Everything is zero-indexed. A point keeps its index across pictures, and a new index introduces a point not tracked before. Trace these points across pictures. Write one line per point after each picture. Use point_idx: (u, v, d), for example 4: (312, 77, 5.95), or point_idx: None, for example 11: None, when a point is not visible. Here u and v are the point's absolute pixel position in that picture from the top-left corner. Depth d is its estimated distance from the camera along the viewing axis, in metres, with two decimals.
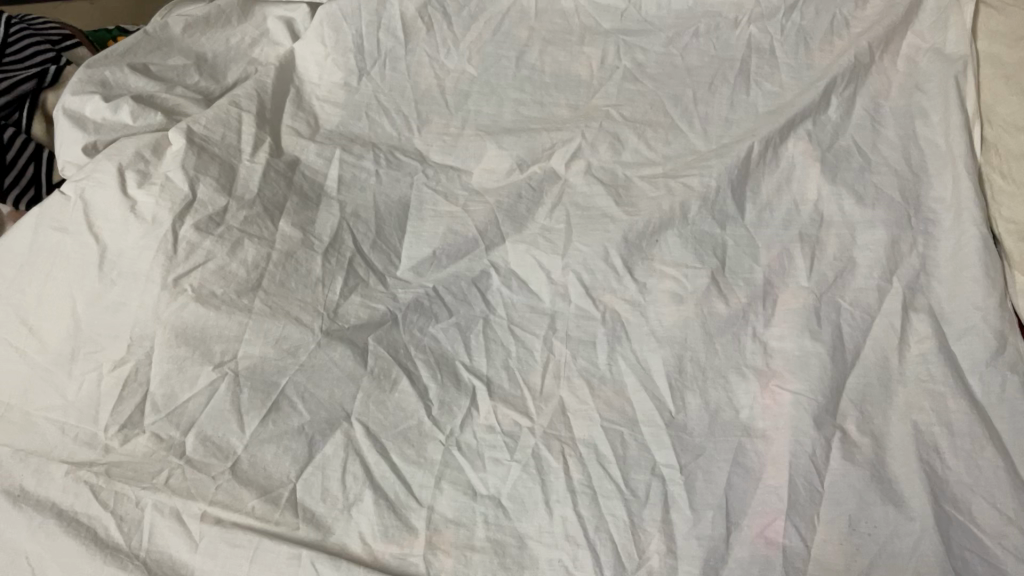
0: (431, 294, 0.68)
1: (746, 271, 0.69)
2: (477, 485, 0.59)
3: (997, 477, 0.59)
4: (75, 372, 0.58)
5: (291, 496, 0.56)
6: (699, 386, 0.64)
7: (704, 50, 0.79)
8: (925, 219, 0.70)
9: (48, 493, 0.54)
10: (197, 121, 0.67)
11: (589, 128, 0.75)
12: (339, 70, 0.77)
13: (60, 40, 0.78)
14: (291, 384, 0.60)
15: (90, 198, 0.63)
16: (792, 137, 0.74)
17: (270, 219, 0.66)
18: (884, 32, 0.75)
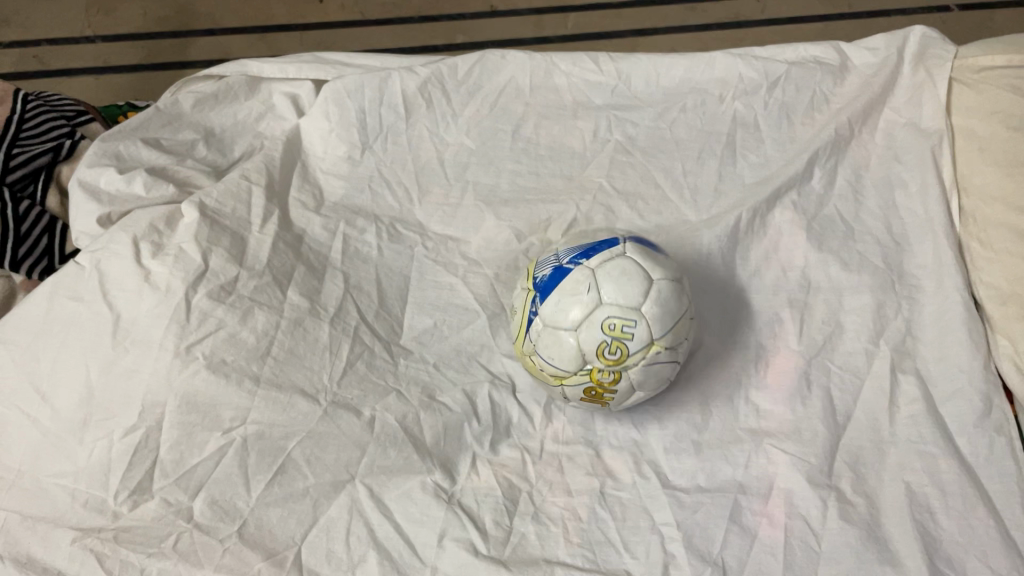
0: (431, 372, 0.70)
1: (739, 335, 0.73)
2: (479, 543, 0.60)
3: (989, 536, 0.61)
4: (87, 439, 0.59)
5: (297, 558, 0.58)
6: (694, 450, 0.67)
7: (691, 124, 0.81)
8: (908, 285, 0.73)
9: (55, 561, 0.55)
10: (208, 194, 0.69)
11: (584, 202, 0.79)
12: (342, 144, 0.79)
13: (74, 115, 0.79)
14: (297, 448, 0.62)
15: (106, 269, 0.64)
16: (778, 207, 0.77)
17: (280, 288, 0.67)
18: (861, 109, 0.79)
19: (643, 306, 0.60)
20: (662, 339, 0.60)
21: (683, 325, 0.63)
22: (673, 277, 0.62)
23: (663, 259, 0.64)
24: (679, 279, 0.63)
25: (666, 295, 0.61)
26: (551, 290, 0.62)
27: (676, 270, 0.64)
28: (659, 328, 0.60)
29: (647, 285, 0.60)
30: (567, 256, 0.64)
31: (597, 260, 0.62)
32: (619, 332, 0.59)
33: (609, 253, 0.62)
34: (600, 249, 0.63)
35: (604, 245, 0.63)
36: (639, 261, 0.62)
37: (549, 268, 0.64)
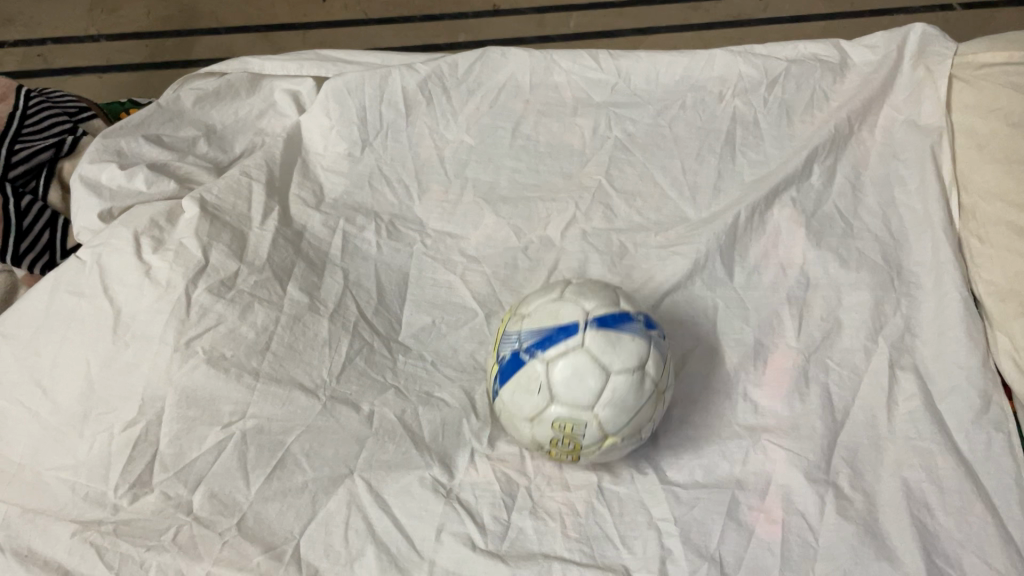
0: (430, 367, 0.71)
1: (736, 331, 0.72)
2: (476, 538, 0.61)
3: (986, 533, 0.61)
4: (87, 433, 0.60)
5: (295, 551, 0.58)
6: (692, 445, 0.67)
7: (690, 122, 0.82)
8: (906, 282, 0.74)
9: (55, 555, 0.55)
10: (209, 190, 0.70)
11: (584, 200, 0.79)
12: (342, 141, 0.79)
13: (76, 112, 0.80)
14: (296, 442, 0.62)
15: (107, 264, 0.65)
16: (778, 204, 0.77)
17: (279, 284, 0.68)
18: (860, 106, 0.80)
19: (595, 410, 0.55)
20: (619, 433, 0.56)
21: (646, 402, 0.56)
22: (634, 373, 0.55)
23: (629, 337, 0.56)
24: (643, 366, 0.56)
25: (622, 393, 0.55)
26: (509, 378, 0.58)
27: (642, 347, 0.56)
28: (613, 424, 0.56)
29: (599, 384, 0.54)
30: (527, 336, 0.57)
31: (551, 355, 0.55)
32: (571, 432, 0.56)
33: (564, 344, 0.55)
34: (555, 340, 0.56)
35: (561, 332, 0.56)
36: (596, 364, 0.55)
37: (510, 353, 0.58)
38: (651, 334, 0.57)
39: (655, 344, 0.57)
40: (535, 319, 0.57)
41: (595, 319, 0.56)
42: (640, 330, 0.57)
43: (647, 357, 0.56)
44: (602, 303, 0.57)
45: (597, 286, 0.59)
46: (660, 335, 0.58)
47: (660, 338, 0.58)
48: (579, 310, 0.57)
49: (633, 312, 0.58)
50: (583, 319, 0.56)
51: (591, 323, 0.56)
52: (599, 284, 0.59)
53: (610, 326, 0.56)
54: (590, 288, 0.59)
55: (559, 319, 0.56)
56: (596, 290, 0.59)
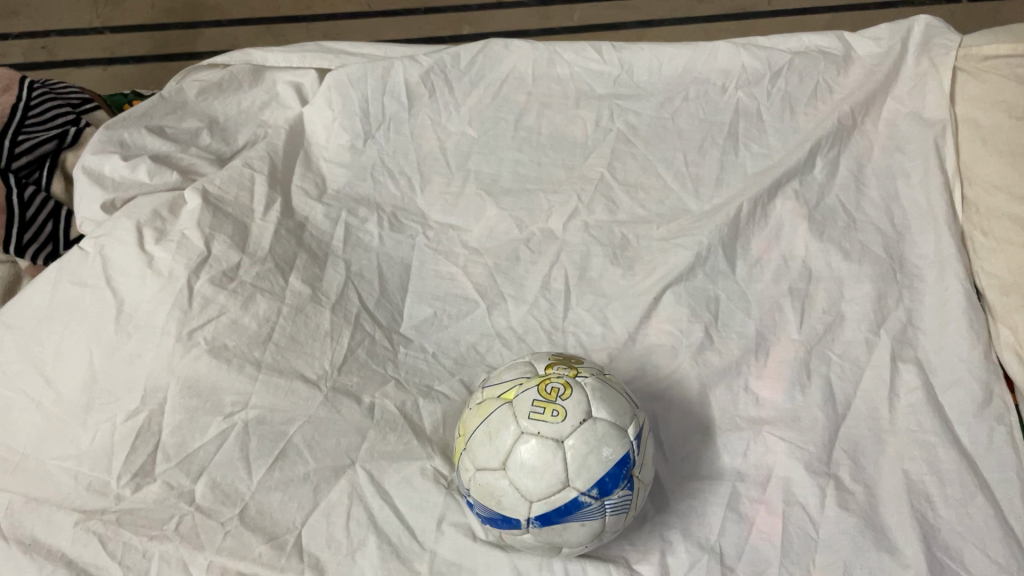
0: (432, 359, 0.71)
1: (738, 324, 0.72)
2: (477, 528, 0.60)
3: (987, 526, 0.61)
4: (90, 423, 0.60)
5: (297, 542, 0.58)
6: (693, 437, 0.67)
7: (693, 114, 0.82)
8: (909, 274, 0.74)
9: (59, 543, 0.56)
10: (211, 181, 0.70)
11: (586, 192, 0.79)
12: (345, 133, 0.79)
13: (80, 103, 0.81)
14: (298, 433, 0.62)
15: (110, 254, 0.65)
16: (780, 196, 0.77)
17: (281, 275, 0.68)
18: (863, 98, 0.80)
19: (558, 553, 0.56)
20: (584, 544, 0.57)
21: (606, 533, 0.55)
22: (587, 541, 0.53)
23: (577, 525, 0.51)
24: (598, 535, 0.53)
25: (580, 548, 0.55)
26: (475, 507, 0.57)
27: (596, 527, 0.52)
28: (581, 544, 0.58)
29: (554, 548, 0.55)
30: (477, 504, 0.54)
31: (503, 531, 0.54)
32: None
33: (511, 531, 0.53)
34: (503, 526, 0.53)
35: (506, 522, 0.52)
36: (546, 544, 0.54)
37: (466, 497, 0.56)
38: (608, 506, 0.51)
39: (613, 512, 0.52)
40: (479, 494, 0.53)
41: (537, 519, 0.51)
42: (591, 514, 0.51)
43: (604, 527, 0.52)
44: (548, 498, 0.50)
45: (544, 447, 0.50)
46: (622, 492, 0.52)
47: (621, 496, 0.52)
48: (521, 505, 0.51)
49: (584, 490, 0.50)
50: (524, 517, 0.51)
51: (533, 522, 0.51)
52: (548, 447, 0.50)
53: (555, 521, 0.51)
54: (537, 454, 0.50)
55: (501, 508, 0.52)
56: (541, 461, 0.50)
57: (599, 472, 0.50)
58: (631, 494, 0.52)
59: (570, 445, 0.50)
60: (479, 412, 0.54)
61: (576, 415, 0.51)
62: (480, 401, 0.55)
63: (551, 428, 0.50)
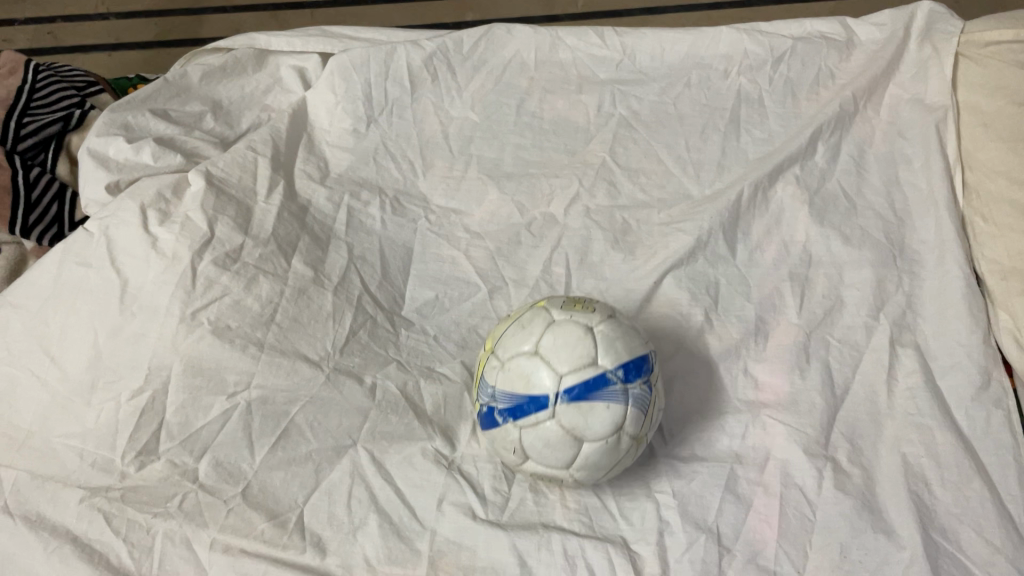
0: (433, 342, 0.71)
1: (738, 308, 0.73)
2: (477, 508, 0.61)
3: (983, 508, 0.61)
4: (95, 401, 0.61)
5: (298, 520, 0.59)
6: (692, 420, 0.68)
7: (695, 100, 0.82)
8: (909, 259, 0.74)
9: (64, 520, 0.56)
10: (215, 164, 0.71)
11: (587, 176, 0.80)
12: (348, 117, 0.80)
13: (85, 86, 0.81)
14: (300, 413, 0.63)
15: (114, 235, 0.66)
16: (781, 181, 0.77)
17: (284, 257, 0.68)
18: (867, 84, 0.80)
19: (571, 471, 0.54)
20: (598, 476, 0.56)
21: (621, 452, 0.55)
22: (608, 440, 0.53)
23: (603, 407, 0.52)
24: (620, 430, 0.53)
25: (597, 458, 0.53)
26: (488, 430, 0.57)
27: (618, 415, 0.53)
28: (591, 476, 0.55)
29: (571, 452, 0.53)
30: (502, 398, 0.54)
31: (523, 427, 0.53)
32: (548, 474, 0.56)
33: (534, 419, 0.53)
34: (526, 411, 0.53)
35: (532, 404, 0.53)
36: (566, 437, 0.52)
37: (485, 406, 0.56)
38: (631, 393, 0.53)
39: (634, 404, 0.53)
40: (508, 381, 0.54)
41: (566, 392, 0.52)
42: (617, 395, 0.52)
43: (625, 420, 0.53)
44: (577, 368, 0.52)
45: (575, 326, 0.54)
46: (642, 385, 0.54)
47: (641, 389, 0.54)
48: (550, 379, 0.52)
49: (612, 367, 0.53)
50: (552, 391, 0.52)
51: (561, 397, 0.52)
52: (579, 329, 0.54)
53: (583, 398, 0.52)
54: (570, 333, 0.54)
55: (529, 387, 0.53)
56: (574, 336, 0.54)
57: (625, 356, 0.54)
58: (649, 394, 0.55)
59: (599, 329, 0.54)
60: (507, 322, 0.58)
61: (602, 313, 0.56)
62: (506, 320, 0.59)
63: (581, 316, 0.55)
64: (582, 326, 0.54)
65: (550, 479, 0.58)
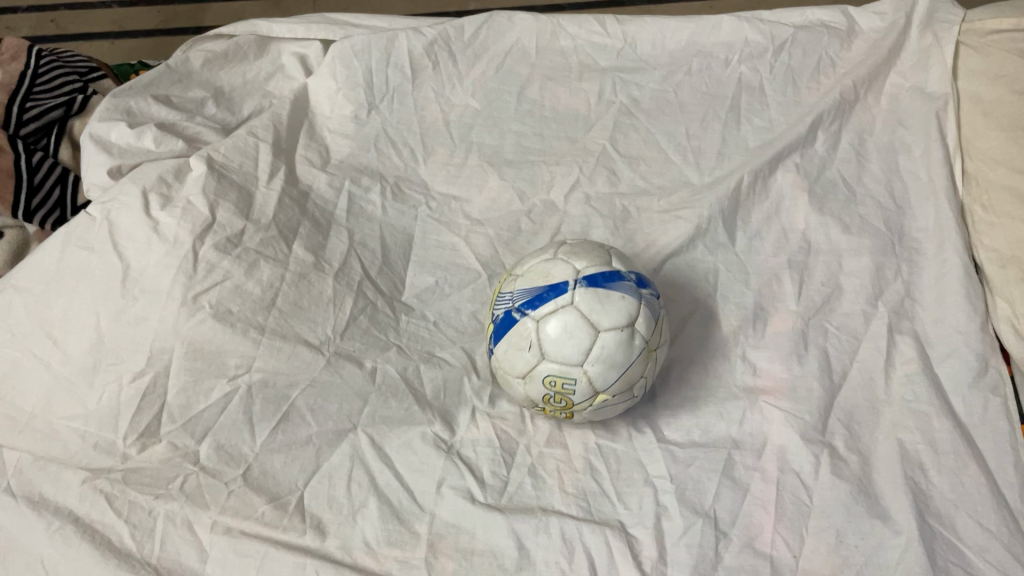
0: (433, 327, 0.72)
1: (736, 295, 0.73)
2: (476, 492, 0.62)
3: (979, 494, 0.61)
4: (96, 383, 0.61)
5: (299, 502, 0.59)
6: (690, 406, 0.68)
7: (696, 88, 0.82)
8: (908, 247, 0.74)
9: (66, 501, 0.57)
10: (217, 149, 0.71)
11: (587, 163, 0.80)
12: (349, 104, 0.80)
13: (87, 72, 0.82)
14: (301, 397, 0.64)
15: (116, 219, 0.66)
16: (781, 169, 0.78)
17: (285, 242, 0.69)
18: (867, 73, 0.80)
19: (585, 370, 0.54)
20: (610, 390, 0.55)
21: (633, 362, 0.55)
22: (623, 331, 0.54)
23: (619, 295, 0.54)
24: (634, 324, 0.54)
25: (612, 349, 0.54)
26: (502, 338, 0.57)
27: (632, 308, 0.54)
28: (603, 381, 0.54)
29: (588, 341, 0.53)
30: (520, 296, 0.56)
31: (541, 315, 0.54)
32: (560, 389, 0.55)
33: (553, 304, 0.54)
34: (546, 298, 0.55)
35: (551, 290, 0.55)
36: (582, 321, 0.53)
37: (501, 315, 0.57)
38: (643, 293, 0.56)
39: (646, 305, 0.56)
40: (526, 280, 0.57)
41: (585, 280, 0.55)
42: (631, 289, 0.55)
43: (638, 316, 0.55)
44: (596, 263, 0.56)
45: (589, 244, 0.59)
46: (651, 294, 0.57)
47: (651, 296, 0.57)
48: (571, 270, 0.55)
49: (625, 270, 0.56)
50: (572, 278, 0.55)
51: (580, 283, 0.54)
52: (593, 245, 0.58)
53: (600, 285, 0.54)
54: (586, 245, 0.58)
55: (549, 278, 0.55)
56: (589, 246, 0.58)
57: (635, 269, 0.58)
58: (658, 309, 0.57)
59: (610, 249, 0.59)
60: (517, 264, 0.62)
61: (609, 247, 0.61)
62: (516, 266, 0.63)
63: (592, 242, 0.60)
64: (594, 245, 0.58)
65: (560, 404, 0.57)
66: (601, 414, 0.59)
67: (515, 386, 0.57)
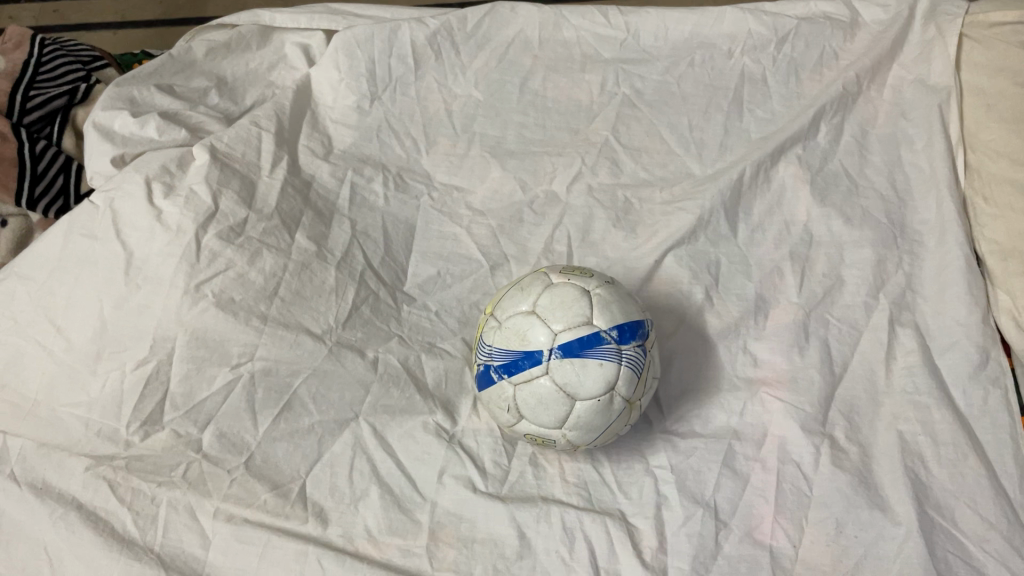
0: (435, 318, 0.72)
1: (738, 286, 0.73)
2: (477, 481, 0.62)
3: (979, 485, 0.61)
4: (100, 371, 0.62)
5: (301, 491, 0.59)
6: (691, 397, 0.68)
7: (699, 79, 0.82)
8: (909, 239, 0.74)
9: (69, 488, 0.57)
10: (219, 138, 0.71)
11: (589, 154, 0.80)
12: (352, 94, 0.80)
13: (90, 61, 0.82)
14: (303, 385, 0.64)
15: (119, 208, 0.66)
16: (783, 161, 0.78)
17: (287, 232, 0.69)
18: (870, 64, 0.80)
19: (563, 434, 0.55)
20: (591, 442, 0.57)
21: (613, 419, 0.55)
22: (600, 399, 0.53)
23: (596, 364, 0.53)
24: (612, 390, 0.54)
25: (589, 417, 0.54)
26: (484, 389, 0.58)
27: (610, 374, 0.53)
28: (582, 439, 0.56)
29: (563, 411, 0.54)
30: (497, 355, 0.56)
31: (517, 382, 0.54)
32: (541, 441, 0.57)
33: (528, 373, 0.54)
34: (521, 366, 0.54)
35: (526, 359, 0.54)
36: (557, 396, 0.53)
37: (483, 364, 0.57)
38: (624, 353, 0.54)
39: (627, 364, 0.54)
40: (504, 337, 0.55)
41: (560, 348, 0.53)
42: (610, 354, 0.53)
43: (617, 380, 0.54)
44: (573, 325, 0.53)
45: (572, 288, 0.56)
46: (636, 347, 0.55)
47: (635, 351, 0.55)
48: (546, 335, 0.53)
49: (606, 327, 0.54)
50: (547, 347, 0.53)
51: (555, 353, 0.53)
52: (575, 291, 0.55)
53: (576, 354, 0.53)
54: (567, 294, 0.55)
55: (524, 343, 0.54)
56: (571, 296, 0.55)
57: (620, 319, 0.55)
58: (643, 358, 0.55)
59: (595, 293, 0.56)
60: (505, 290, 0.60)
61: (600, 279, 0.58)
62: (505, 289, 0.61)
63: (578, 281, 0.57)
64: (578, 290, 0.55)
65: (545, 446, 0.59)
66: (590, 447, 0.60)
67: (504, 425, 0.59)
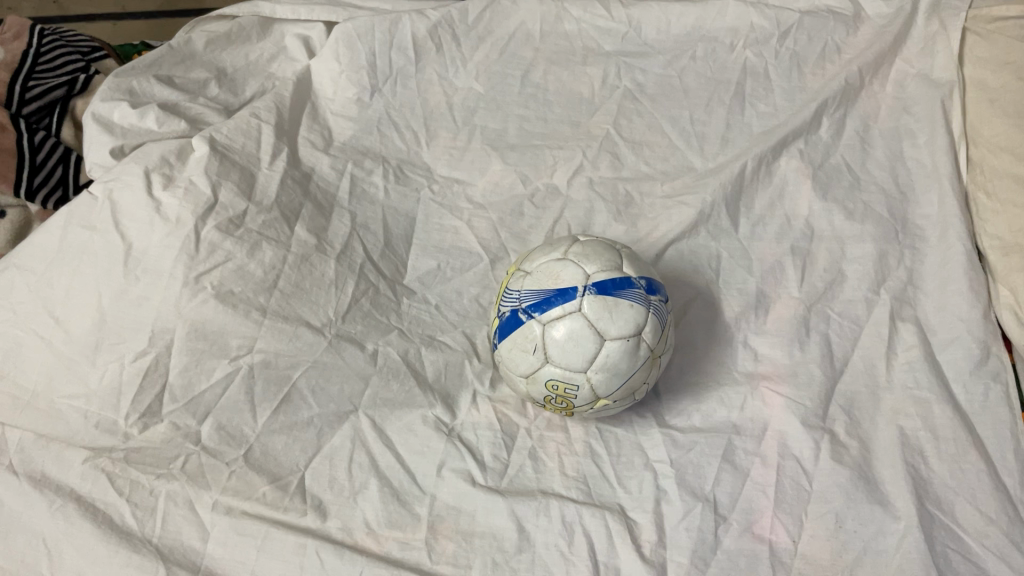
0: (434, 311, 0.72)
1: (739, 281, 0.73)
2: (476, 474, 0.62)
3: (979, 480, 0.61)
4: (99, 362, 0.61)
5: (299, 483, 0.59)
6: (691, 392, 0.68)
7: (700, 73, 0.82)
8: (911, 234, 0.74)
9: (67, 479, 0.57)
10: (219, 130, 0.71)
11: (590, 147, 0.80)
12: (352, 87, 0.80)
13: (90, 51, 0.82)
14: (302, 378, 0.64)
15: (119, 199, 0.66)
16: (785, 155, 0.77)
17: (287, 224, 0.69)
18: (872, 58, 0.80)
19: (588, 377, 0.53)
20: (612, 395, 0.55)
21: (637, 369, 0.54)
22: (629, 341, 0.53)
23: (627, 304, 0.53)
24: (640, 333, 0.54)
25: (617, 358, 0.53)
26: (506, 337, 0.56)
27: (640, 316, 0.54)
28: (605, 387, 0.54)
29: (593, 349, 0.53)
30: (527, 296, 0.55)
31: (547, 321, 0.53)
32: (562, 392, 0.55)
33: (560, 310, 0.53)
34: (553, 303, 0.53)
35: (560, 295, 0.53)
36: (590, 332, 0.52)
37: (509, 312, 0.56)
38: (652, 301, 0.55)
39: (654, 313, 0.55)
40: (535, 279, 0.55)
41: (594, 286, 0.53)
42: (640, 297, 0.54)
43: (645, 325, 0.54)
44: (606, 268, 0.54)
45: (599, 243, 0.57)
46: (660, 301, 0.56)
47: (660, 304, 0.56)
48: (580, 275, 0.54)
49: (635, 276, 0.55)
50: (581, 285, 0.53)
51: (589, 289, 0.53)
52: (603, 244, 0.57)
53: (610, 292, 0.53)
54: (597, 245, 0.56)
55: (558, 282, 0.54)
56: (601, 247, 0.56)
57: (646, 274, 0.56)
58: (665, 315, 0.56)
59: (622, 249, 0.57)
60: (525, 256, 0.61)
61: (621, 244, 0.59)
62: (522, 258, 0.62)
63: (604, 240, 0.58)
64: (604, 244, 0.57)
65: (561, 403, 0.57)
66: (604, 411, 0.59)
67: (520, 382, 0.57)
